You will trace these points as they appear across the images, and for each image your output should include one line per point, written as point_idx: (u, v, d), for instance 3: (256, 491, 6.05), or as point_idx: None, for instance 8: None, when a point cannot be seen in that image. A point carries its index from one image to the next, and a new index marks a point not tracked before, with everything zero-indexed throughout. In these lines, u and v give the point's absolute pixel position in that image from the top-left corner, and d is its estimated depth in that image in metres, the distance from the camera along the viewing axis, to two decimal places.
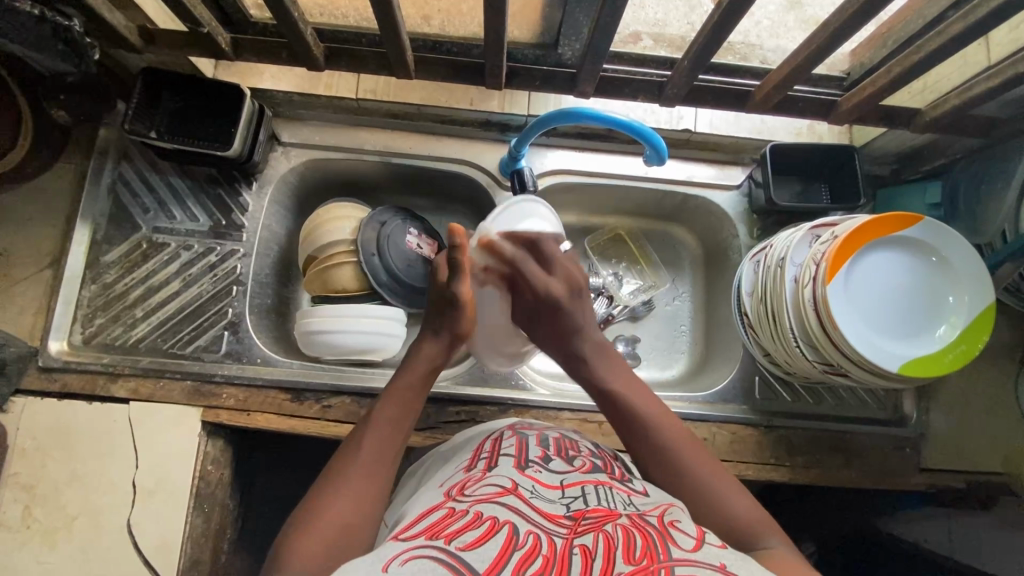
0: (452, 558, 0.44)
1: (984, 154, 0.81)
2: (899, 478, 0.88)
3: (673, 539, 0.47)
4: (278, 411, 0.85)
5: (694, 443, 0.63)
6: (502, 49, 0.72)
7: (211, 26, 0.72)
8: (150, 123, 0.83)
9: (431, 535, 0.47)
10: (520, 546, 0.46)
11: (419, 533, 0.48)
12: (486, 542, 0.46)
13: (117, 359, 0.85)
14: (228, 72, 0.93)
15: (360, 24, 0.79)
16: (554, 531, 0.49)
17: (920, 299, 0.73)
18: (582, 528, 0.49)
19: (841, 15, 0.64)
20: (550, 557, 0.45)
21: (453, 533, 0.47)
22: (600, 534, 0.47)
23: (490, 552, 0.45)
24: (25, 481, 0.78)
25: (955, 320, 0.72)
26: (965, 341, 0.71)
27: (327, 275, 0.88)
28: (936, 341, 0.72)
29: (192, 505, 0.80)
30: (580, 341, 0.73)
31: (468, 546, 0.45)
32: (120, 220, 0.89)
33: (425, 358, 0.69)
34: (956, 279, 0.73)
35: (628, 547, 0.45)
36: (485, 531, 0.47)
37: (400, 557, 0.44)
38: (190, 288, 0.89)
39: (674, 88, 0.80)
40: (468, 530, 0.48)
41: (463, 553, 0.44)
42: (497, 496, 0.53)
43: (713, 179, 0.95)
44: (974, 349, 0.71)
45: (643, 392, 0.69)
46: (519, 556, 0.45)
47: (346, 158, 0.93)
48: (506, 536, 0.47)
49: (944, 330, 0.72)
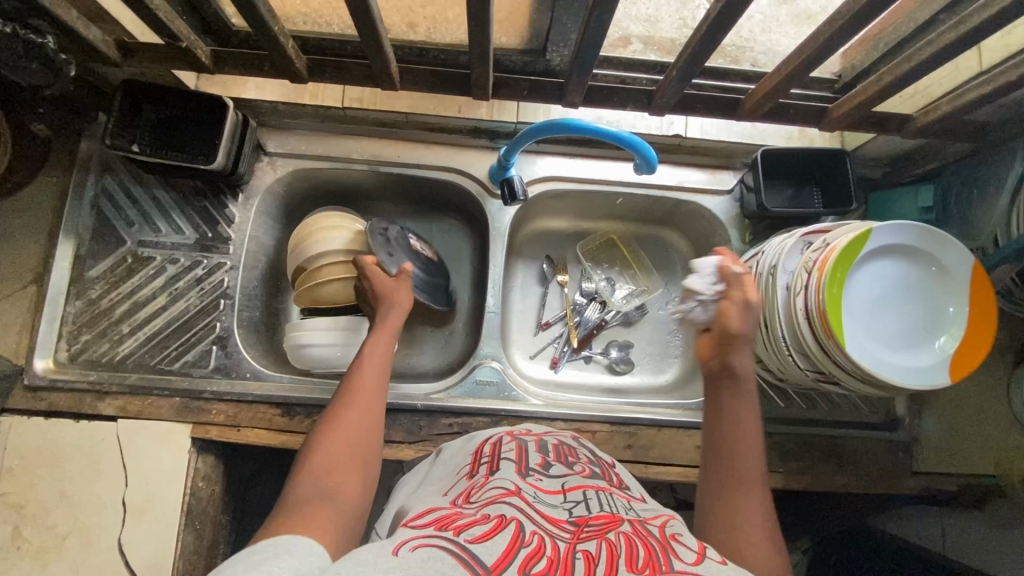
0: (461, 549, 0.44)
1: (976, 158, 0.81)
2: (893, 482, 0.88)
3: (674, 552, 0.47)
4: (268, 426, 0.84)
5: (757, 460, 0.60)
6: (489, 60, 0.71)
7: (190, 40, 0.71)
8: (130, 136, 0.82)
9: (440, 527, 0.48)
10: (526, 544, 0.45)
11: (428, 522, 0.49)
12: (495, 536, 0.46)
13: (104, 376, 0.84)
14: (212, 82, 0.91)
15: (343, 31, 0.78)
16: (558, 534, 0.48)
17: (923, 314, 0.73)
18: (586, 534, 0.48)
19: (831, 25, 0.63)
20: (553, 559, 0.44)
21: (462, 526, 0.48)
22: (603, 541, 0.47)
23: (498, 546, 0.44)
24: (13, 502, 0.77)
25: (955, 331, 0.72)
26: (964, 354, 0.71)
27: (313, 288, 0.87)
28: (937, 352, 0.71)
29: (184, 522, 0.79)
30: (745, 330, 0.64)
31: (476, 539, 0.45)
32: (104, 234, 0.88)
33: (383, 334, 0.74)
34: (959, 290, 0.72)
35: (630, 555, 0.45)
36: (493, 526, 0.47)
37: (409, 544, 0.44)
38: (178, 302, 0.88)
39: (663, 98, 0.79)
40: (476, 525, 0.48)
41: (472, 545, 0.44)
42: (504, 497, 0.52)
43: (704, 184, 0.95)
44: (971, 363, 0.70)
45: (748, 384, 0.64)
46: (525, 553, 0.44)
47: (334, 168, 0.92)
48: (514, 532, 0.46)
49: (944, 340, 0.71)
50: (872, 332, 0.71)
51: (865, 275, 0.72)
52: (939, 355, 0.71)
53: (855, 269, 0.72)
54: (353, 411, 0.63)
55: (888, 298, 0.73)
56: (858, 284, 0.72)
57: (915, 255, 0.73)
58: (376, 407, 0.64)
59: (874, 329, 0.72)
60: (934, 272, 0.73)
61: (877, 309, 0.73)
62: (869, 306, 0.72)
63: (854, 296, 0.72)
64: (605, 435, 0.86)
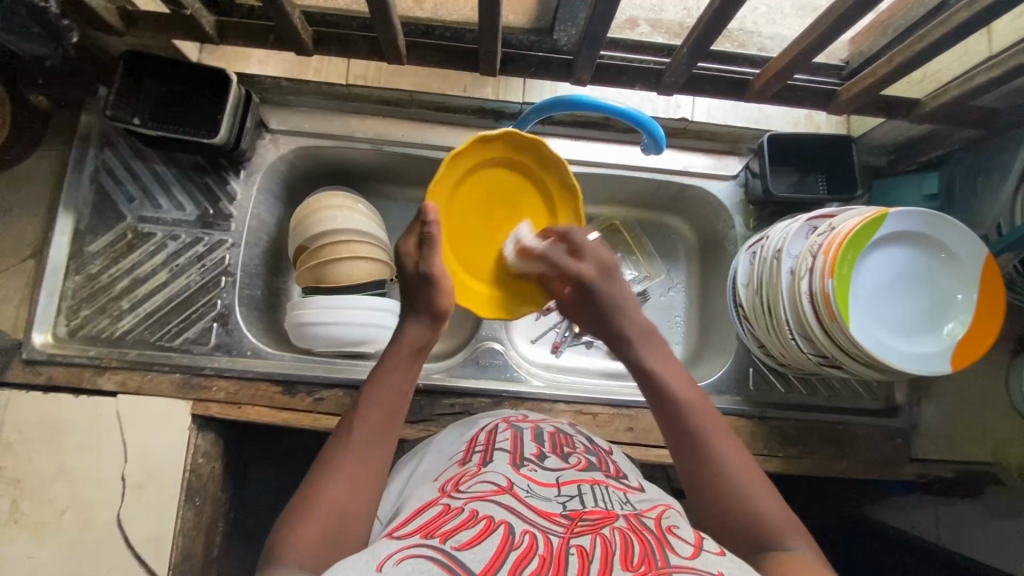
0: (448, 558, 0.43)
1: (982, 145, 0.81)
2: (890, 468, 0.89)
3: (670, 547, 0.46)
4: (270, 403, 0.84)
5: (729, 437, 0.62)
6: (498, 35, 0.71)
7: (195, 9, 0.70)
8: (132, 108, 0.81)
9: (426, 534, 0.46)
10: (516, 546, 0.45)
11: (414, 531, 0.47)
12: (483, 542, 0.45)
13: (103, 352, 0.83)
14: (214, 56, 0.90)
15: (349, 7, 0.77)
16: (551, 529, 0.48)
17: (929, 300, 0.73)
18: (580, 528, 0.48)
19: (844, 2, 0.63)
20: (546, 558, 0.44)
21: (448, 531, 0.46)
22: (598, 537, 0.47)
23: (486, 552, 0.44)
24: (11, 476, 0.76)
25: (963, 317, 0.72)
26: (972, 340, 0.71)
27: (318, 267, 0.85)
28: (944, 338, 0.71)
29: (183, 499, 0.79)
30: (621, 321, 0.70)
31: (463, 545, 0.44)
32: (104, 210, 0.87)
33: (408, 342, 0.66)
34: (966, 275, 0.72)
35: (625, 551, 0.45)
36: (480, 530, 0.46)
37: (394, 557, 0.43)
38: (178, 279, 0.87)
39: (673, 77, 0.79)
40: (464, 528, 0.47)
41: (459, 552, 0.43)
42: (494, 495, 0.52)
43: (710, 169, 0.94)
44: (980, 348, 0.71)
45: (683, 377, 0.67)
46: (515, 557, 0.43)
47: (337, 146, 0.91)
48: (502, 535, 0.46)
49: (952, 326, 0.72)
50: (881, 316, 0.72)
51: (878, 266, 0.73)
52: (948, 343, 0.71)
53: (864, 255, 0.72)
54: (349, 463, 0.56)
55: (901, 286, 0.73)
56: (872, 275, 0.72)
57: (924, 243, 0.73)
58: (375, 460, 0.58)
59: (879, 312, 0.72)
60: (943, 258, 0.73)
61: (888, 293, 0.73)
62: (882, 296, 0.72)
63: (871, 286, 0.72)
64: (607, 417, 0.86)
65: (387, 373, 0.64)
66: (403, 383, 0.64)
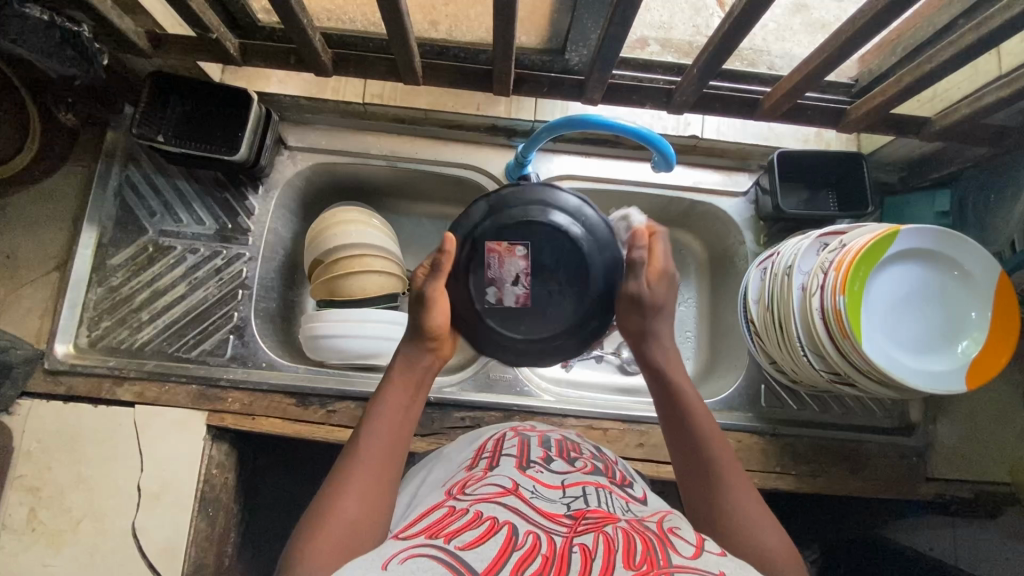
0: (451, 557, 0.43)
1: (993, 163, 0.81)
2: (905, 486, 0.88)
3: (673, 546, 0.46)
4: (284, 415, 0.85)
5: (737, 469, 0.59)
6: (511, 59, 0.73)
7: (219, 32, 0.73)
8: (156, 126, 0.83)
9: (431, 534, 0.47)
10: (519, 547, 0.45)
11: (419, 531, 0.48)
12: (486, 542, 0.45)
13: (123, 362, 0.85)
14: (236, 76, 0.92)
15: (367, 29, 0.79)
16: (555, 529, 0.48)
17: (940, 319, 0.72)
18: (582, 527, 0.48)
19: (853, 24, 0.64)
20: (549, 556, 0.44)
21: (453, 531, 0.47)
22: (601, 534, 0.47)
23: (490, 551, 0.44)
24: (30, 484, 0.78)
25: (977, 336, 0.71)
26: (985, 359, 0.71)
27: (336, 282, 0.87)
28: (956, 357, 0.71)
29: (197, 509, 0.80)
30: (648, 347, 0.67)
31: (467, 545, 0.45)
32: (127, 224, 0.89)
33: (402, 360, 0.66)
34: (978, 293, 0.72)
35: (628, 550, 0.44)
36: (484, 531, 0.47)
37: (399, 556, 0.43)
38: (196, 292, 0.89)
39: (682, 96, 0.80)
40: (468, 529, 0.47)
41: (462, 552, 0.44)
42: (498, 496, 0.52)
43: (721, 185, 0.96)
44: (994, 367, 0.70)
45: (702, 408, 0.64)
46: (518, 556, 0.44)
47: (353, 162, 0.94)
48: (506, 535, 0.46)
49: (966, 345, 0.71)
50: (895, 333, 0.72)
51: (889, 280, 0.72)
52: (962, 361, 0.71)
53: (874, 274, 0.72)
54: (359, 480, 0.55)
55: (915, 301, 0.73)
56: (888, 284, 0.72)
57: (937, 260, 0.72)
58: (381, 476, 0.56)
59: (884, 323, 0.72)
60: (956, 276, 0.72)
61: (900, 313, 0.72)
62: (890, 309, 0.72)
63: (887, 304, 0.72)
64: (617, 432, 0.86)
65: (388, 393, 0.63)
66: (402, 399, 0.63)
